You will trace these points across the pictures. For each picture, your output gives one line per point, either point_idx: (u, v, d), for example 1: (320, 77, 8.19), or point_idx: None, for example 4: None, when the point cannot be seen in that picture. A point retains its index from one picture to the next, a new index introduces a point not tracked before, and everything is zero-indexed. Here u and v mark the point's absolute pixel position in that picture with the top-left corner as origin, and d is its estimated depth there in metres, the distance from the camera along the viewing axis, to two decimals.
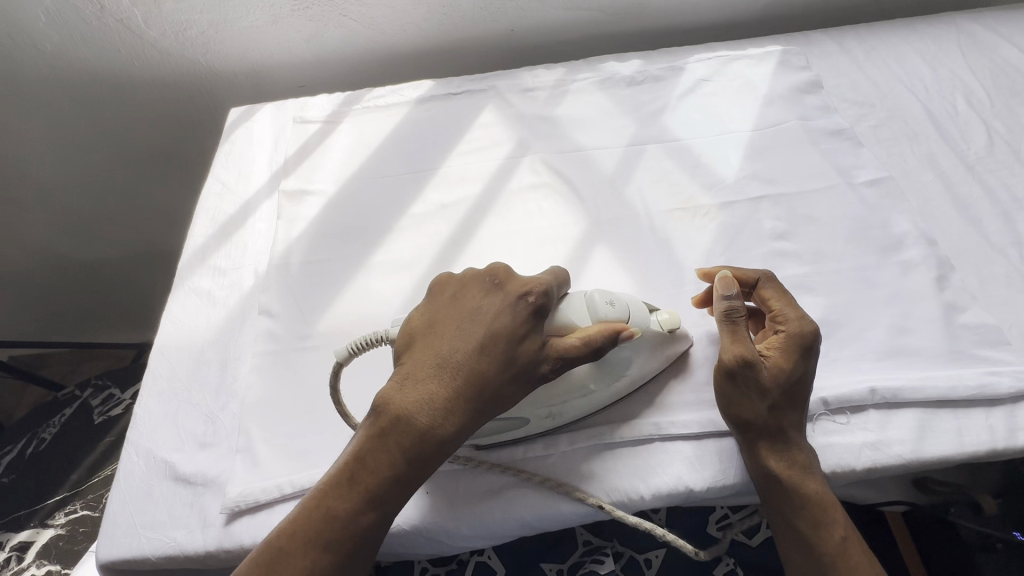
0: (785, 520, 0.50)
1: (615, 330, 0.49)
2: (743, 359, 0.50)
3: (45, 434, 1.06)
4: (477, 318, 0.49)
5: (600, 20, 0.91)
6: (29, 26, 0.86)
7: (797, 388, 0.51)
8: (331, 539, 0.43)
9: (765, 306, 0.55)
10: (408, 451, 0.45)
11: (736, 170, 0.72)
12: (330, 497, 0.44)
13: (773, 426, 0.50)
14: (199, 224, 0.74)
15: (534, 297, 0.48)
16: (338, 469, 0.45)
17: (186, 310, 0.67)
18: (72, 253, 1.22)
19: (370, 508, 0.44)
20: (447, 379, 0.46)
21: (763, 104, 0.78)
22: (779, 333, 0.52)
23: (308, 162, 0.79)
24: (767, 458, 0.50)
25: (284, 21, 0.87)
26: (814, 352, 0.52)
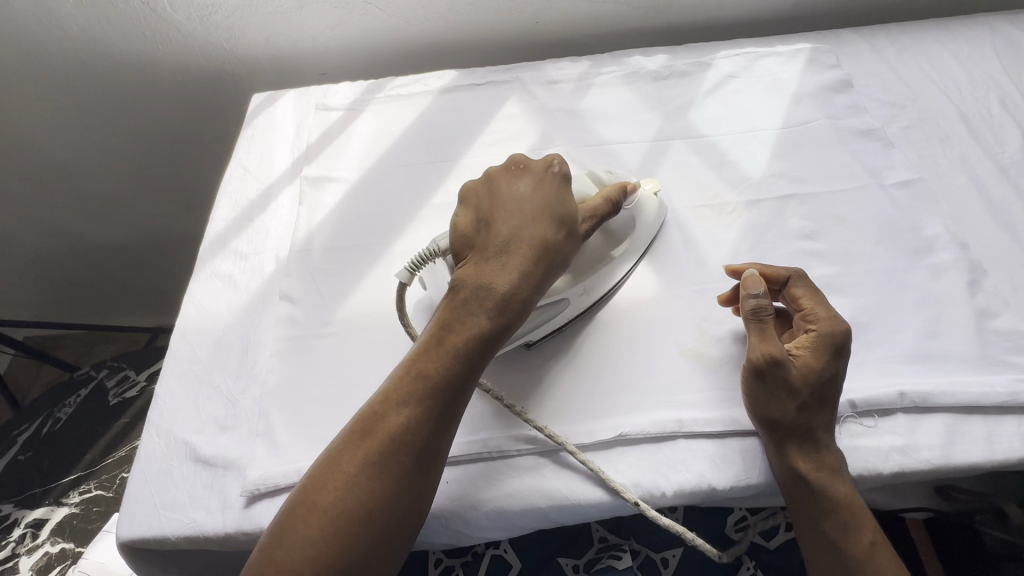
0: (811, 522, 0.50)
1: (624, 185, 0.58)
2: (773, 355, 0.50)
3: (61, 413, 1.07)
4: (518, 196, 0.55)
5: (626, 14, 0.90)
6: (56, 8, 0.86)
7: (827, 386, 0.51)
8: (424, 392, 0.46)
9: (795, 304, 0.55)
10: (484, 302, 0.49)
11: (764, 168, 0.71)
12: (418, 360, 0.48)
13: (802, 425, 0.50)
14: (221, 208, 0.74)
15: (557, 170, 0.56)
16: (421, 340, 0.49)
17: (207, 293, 0.66)
18: (91, 234, 1.23)
19: (457, 358, 0.48)
20: (506, 242, 0.52)
21: (791, 102, 0.77)
22: (809, 331, 0.52)
23: (331, 150, 0.79)
24: (797, 458, 0.50)
25: (310, 7, 0.87)
26: (846, 352, 0.51)
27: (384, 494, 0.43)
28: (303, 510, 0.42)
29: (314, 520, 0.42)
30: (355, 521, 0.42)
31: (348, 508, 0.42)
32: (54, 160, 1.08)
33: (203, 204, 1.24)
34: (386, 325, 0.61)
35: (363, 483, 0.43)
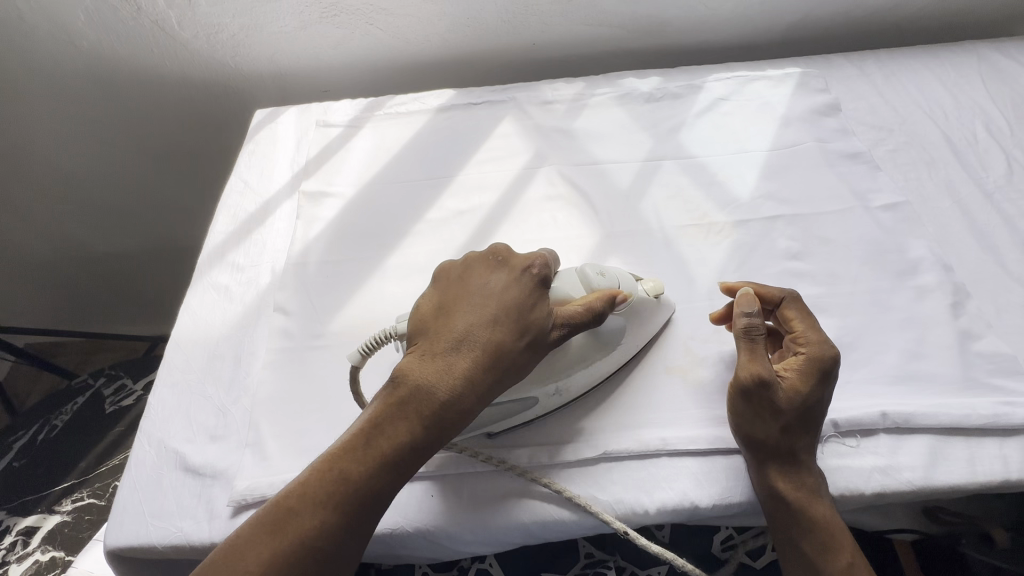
0: (792, 543, 0.50)
1: (613, 294, 0.53)
2: (764, 377, 0.50)
3: (58, 420, 1.08)
4: (487, 293, 0.53)
5: (620, 37, 0.93)
6: (69, 26, 0.89)
7: (815, 410, 0.51)
8: (340, 498, 0.45)
9: (785, 324, 0.56)
10: (424, 412, 0.48)
11: (752, 189, 0.72)
12: (342, 459, 0.46)
13: (786, 447, 0.50)
14: (220, 221, 0.75)
15: (537, 270, 0.53)
16: (352, 435, 0.47)
17: (203, 304, 0.67)
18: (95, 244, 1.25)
19: (381, 469, 0.46)
20: (460, 347, 0.50)
21: (780, 124, 0.79)
22: (797, 350, 0.53)
23: (329, 165, 0.81)
24: (774, 477, 0.50)
25: (313, 27, 0.89)
26: (833, 377, 0.51)
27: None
28: None
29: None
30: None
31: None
32: (63, 172, 1.11)
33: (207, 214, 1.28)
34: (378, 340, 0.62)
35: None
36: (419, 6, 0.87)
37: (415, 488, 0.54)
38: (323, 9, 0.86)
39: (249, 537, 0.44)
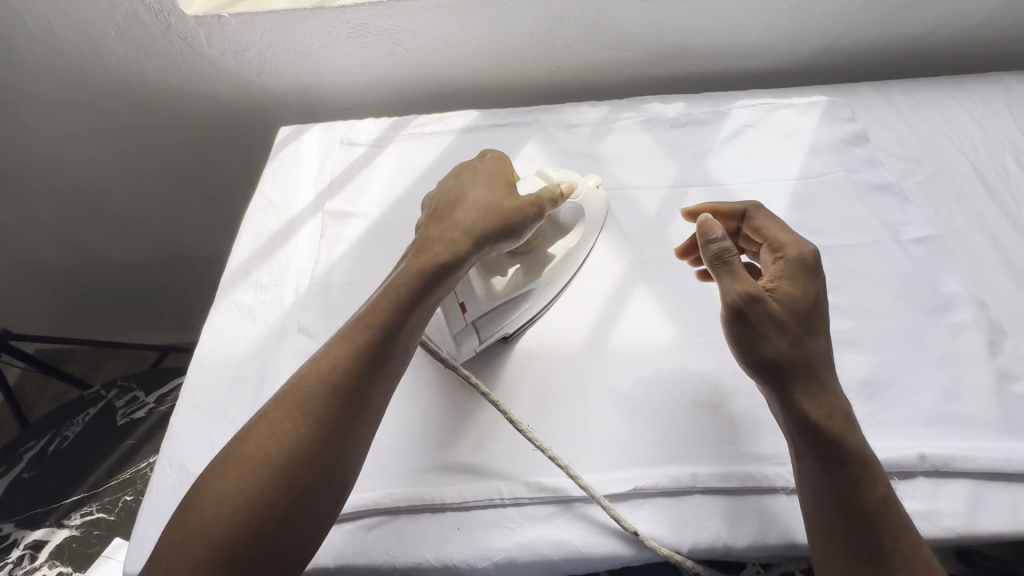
0: (825, 486, 0.46)
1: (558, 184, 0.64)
2: (749, 290, 0.49)
3: (69, 432, 1.08)
4: (460, 183, 0.63)
5: (645, 61, 0.93)
6: (99, 40, 0.89)
7: (810, 310, 0.51)
8: (353, 351, 0.49)
9: (755, 232, 0.58)
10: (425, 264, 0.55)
11: (780, 219, 0.71)
12: (356, 323, 0.51)
13: (793, 360, 0.49)
14: (244, 239, 0.75)
15: (491, 156, 0.67)
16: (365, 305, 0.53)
17: (226, 324, 0.67)
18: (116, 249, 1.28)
19: (390, 322, 0.51)
20: (453, 216, 0.60)
21: (808, 153, 0.78)
22: (776, 249, 0.55)
23: (353, 184, 0.81)
24: (797, 405, 0.48)
25: (339, 47, 0.90)
26: (820, 271, 0.53)
27: (268, 483, 0.43)
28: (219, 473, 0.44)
29: (202, 511, 0.43)
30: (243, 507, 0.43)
31: (235, 490, 0.43)
32: (86, 179, 1.13)
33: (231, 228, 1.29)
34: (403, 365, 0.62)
35: (263, 462, 0.44)
36: (446, 28, 0.87)
37: (441, 521, 0.53)
38: (351, 29, 0.87)
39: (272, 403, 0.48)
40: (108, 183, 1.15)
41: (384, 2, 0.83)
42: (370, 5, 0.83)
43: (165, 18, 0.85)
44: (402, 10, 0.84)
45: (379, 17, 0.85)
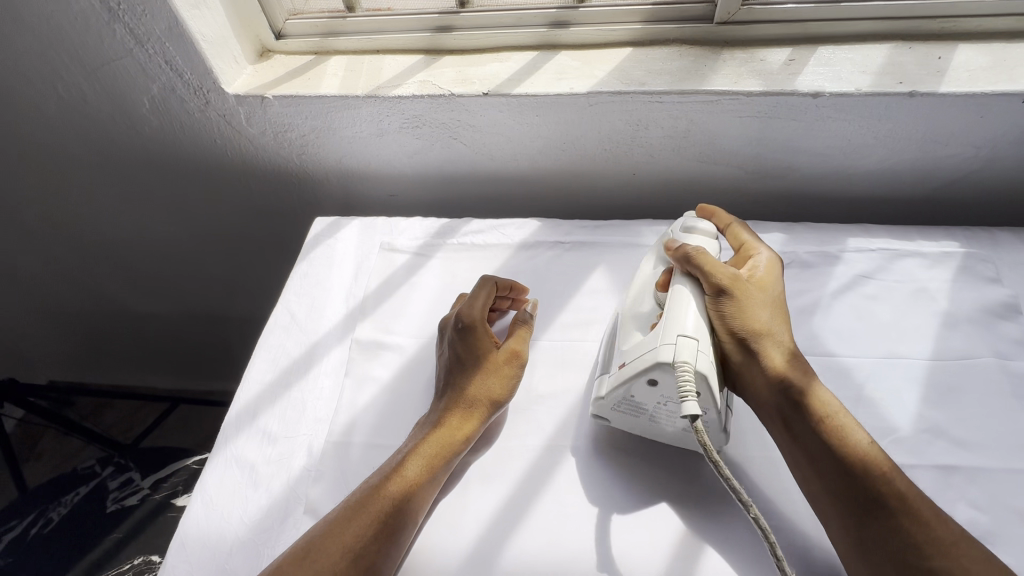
0: (896, 551, 0.44)
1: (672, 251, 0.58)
2: (721, 280, 0.54)
3: (54, 514, 0.99)
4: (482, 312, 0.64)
5: (735, 176, 0.80)
6: (131, 109, 0.81)
7: (767, 305, 0.57)
8: (387, 506, 0.49)
9: (738, 240, 0.64)
10: (422, 426, 0.56)
11: (914, 418, 0.57)
12: (400, 473, 0.51)
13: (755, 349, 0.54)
14: (258, 366, 0.65)
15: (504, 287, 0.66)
16: (402, 455, 0.53)
17: (222, 489, 0.55)
18: (141, 294, 1.24)
19: (417, 473, 0.52)
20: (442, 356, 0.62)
21: (943, 324, 0.64)
22: (753, 256, 0.61)
23: (390, 304, 0.70)
24: (763, 384, 0.53)
25: (390, 135, 0.80)
26: (768, 255, 0.61)
27: None
28: None
29: None
30: None
31: None
32: (110, 233, 1.07)
33: (263, 294, 1.25)
34: None
35: None
36: (513, 126, 0.76)
37: None
38: (405, 120, 0.77)
39: (325, 537, 0.47)
40: (134, 239, 1.09)
41: (446, 95, 0.73)
42: (430, 97, 0.73)
43: (203, 94, 0.77)
44: (466, 106, 0.74)
45: (438, 110, 0.75)
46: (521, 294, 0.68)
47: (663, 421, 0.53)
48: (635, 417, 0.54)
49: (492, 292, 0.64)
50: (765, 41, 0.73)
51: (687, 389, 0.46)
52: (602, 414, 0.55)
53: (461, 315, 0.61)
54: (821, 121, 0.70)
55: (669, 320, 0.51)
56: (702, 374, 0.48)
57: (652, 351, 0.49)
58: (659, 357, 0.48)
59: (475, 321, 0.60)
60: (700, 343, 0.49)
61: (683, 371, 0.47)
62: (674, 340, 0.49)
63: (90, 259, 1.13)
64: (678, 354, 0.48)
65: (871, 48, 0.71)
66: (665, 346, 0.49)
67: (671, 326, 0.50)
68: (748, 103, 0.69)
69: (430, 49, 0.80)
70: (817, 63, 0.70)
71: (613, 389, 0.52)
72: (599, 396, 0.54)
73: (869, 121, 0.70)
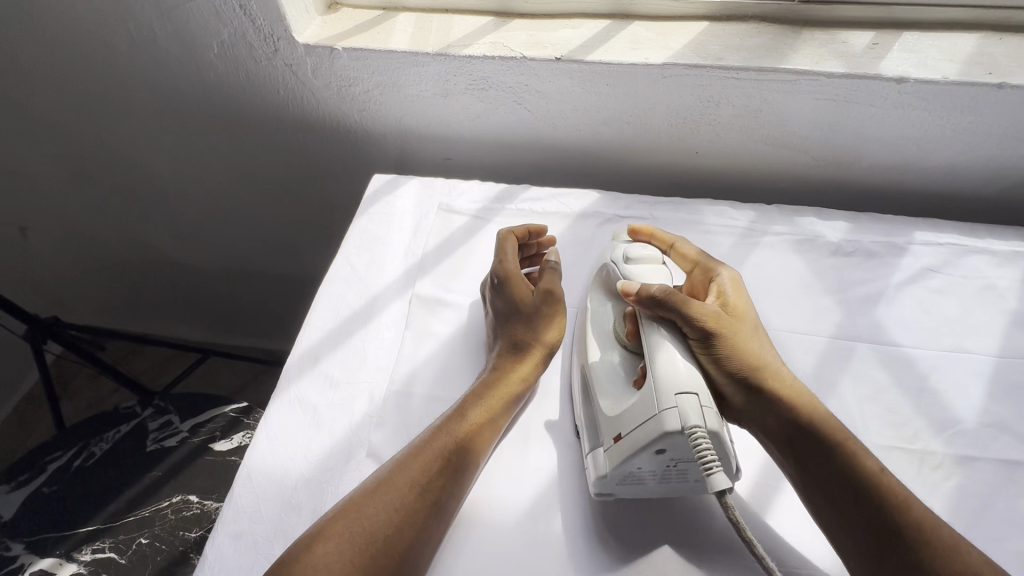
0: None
1: (629, 294, 0.55)
2: (707, 320, 0.53)
3: (96, 449, 0.99)
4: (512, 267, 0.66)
5: (800, 162, 0.79)
6: (199, 54, 0.81)
7: (753, 334, 0.56)
8: (455, 445, 0.51)
9: (687, 261, 0.64)
10: (483, 372, 0.58)
11: (978, 411, 0.56)
12: (464, 415, 0.53)
13: (756, 382, 0.53)
14: (318, 313, 0.65)
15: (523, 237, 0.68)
16: (467, 396, 0.55)
17: (287, 427, 0.57)
18: (183, 244, 1.26)
19: (483, 414, 0.53)
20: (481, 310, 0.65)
21: (1010, 323, 0.63)
22: (717, 278, 0.61)
23: (448, 265, 0.71)
24: (773, 420, 0.52)
25: (454, 97, 0.80)
26: (735, 279, 0.61)
27: (390, 528, 0.45)
28: (353, 511, 0.46)
29: (336, 535, 0.44)
30: (388, 523, 0.45)
31: (360, 530, 0.45)
32: (161, 179, 1.08)
33: (302, 252, 1.26)
34: (492, 534, 0.50)
35: (387, 516, 0.46)
36: (579, 94, 0.76)
37: None
38: (471, 81, 0.77)
39: (398, 467, 0.49)
40: (182, 187, 1.10)
41: (517, 58, 0.72)
42: (501, 60, 0.73)
43: (272, 42, 0.77)
44: (535, 69, 0.73)
45: (507, 73, 0.75)
46: (538, 235, 0.69)
47: (670, 480, 0.49)
48: (642, 483, 0.49)
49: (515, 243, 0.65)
50: (848, 23, 0.72)
51: (708, 458, 0.44)
52: (606, 490, 0.50)
53: (496, 271, 0.62)
54: (901, 108, 0.69)
55: (661, 379, 0.48)
56: (714, 433, 0.45)
57: (654, 420, 0.46)
58: (665, 426, 0.45)
59: (513, 276, 0.61)
60: (701, 397, 0.46)
61: (696, 434, 0.44)
62: (675, 402, 0.46)
63: (138, 204, 1.15)
64: (687, 418, 0.45)
65: (960, 37, 0.69)
66: (667, 410, 0.45)
67: (665, 386, 0.47)
68: (827, 84, 0.67)
69: (500, 12, 0.79)
70: (902, 48, 0.68)
71: (610, 466, 0.48)
72: (601, 474, 0.49)
73: (950, 113, 0.68)
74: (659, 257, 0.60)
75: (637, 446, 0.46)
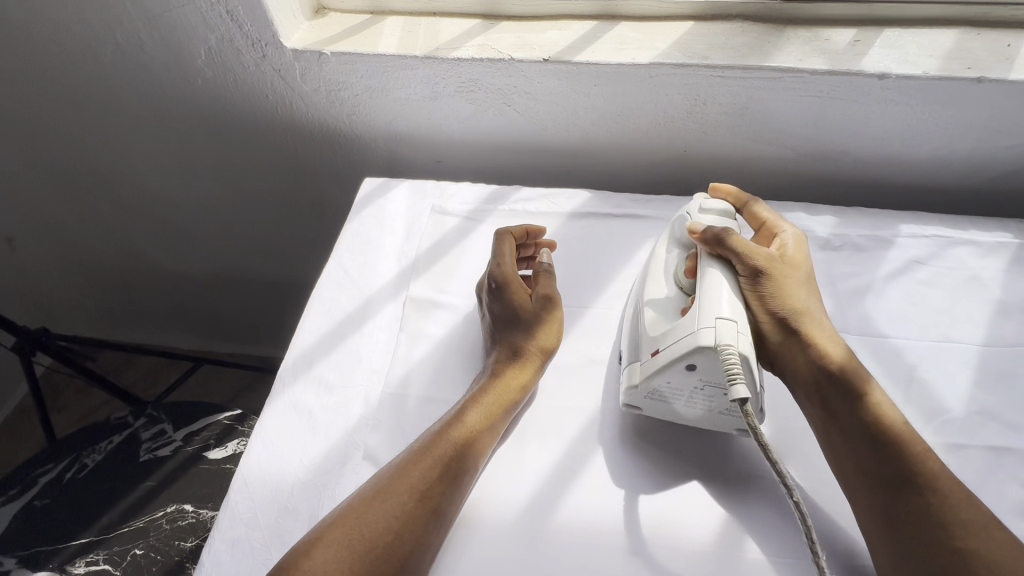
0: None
1: (696, 233, 0.58)
2: (761, 262, 0.55)
3: (88, 460, 0.98)
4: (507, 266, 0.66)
5: (787, 159, 0.80)
6: (185, 60, 0.81)
7: (804, 283, 0.58)
8: (453, 453, 0.51)
9: (758, 220, 0.65)
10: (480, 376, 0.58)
11: (965, 400, 0.57)
12: (462, 421, 0.53)
13: (796, 325, 0.55)
14: (312, 317, 0.65)
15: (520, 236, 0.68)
16: (465, 401, 0.55)
17: (281, 432, 0.57)
18: (173, 253, 1.25)
19: (480, 420, 0.53)
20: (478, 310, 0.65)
21: (995, 312, 0.64)
22: (780, 234, 0.63)
23: (441, 266, 0.71)
24: (803, 360, 0.54)
25: (443, 100, 0.80)
26: (802, 242, 0.63)
27: (392, 531, 0.46)
28: (355, 513, 0.46)
29: (337, 538, 0.44)
30: (389, 526, 0.46)
31: (363, 533, 0.45)
32: (150, 187, 1.07)
33: (293, 257, 1.25)
34: (489, 536, 0.50)
35: (388, 520, 0.46)
36: (568, 95, 0.76)
37: None
38: (460, 84, 0.77)
39: (399, 470, 0.49)
40: (172, 195, 1.09)
41: (506, 60, 0.73)
42: (489, 61, 0.73)
43: (259, 48, 0.77)
44: (524, 71, 0.74)
45: (495, 75, 0.75)
46: (536, 236, 0.69)
47: (697, 405, 0.53)
48: (667, 401, 0.53)
49: (512, 245, 0.65)
50: (831, 21, 0.73)
51: (735, 371, 0.46)
52: (634, 403, 0.54)
53: (493, 275, 0.62)
54: (883, 104, 0.70)
55: (705, 304, 0.51)
56: (744, 355, 0.48)
57: (690, 336, 0.49)
58: (700, 341, 0.49)
59: (511, 279, 0.61)
60: (739, 324, 0.50)
61: (729, 353, 0.47)
62: (713, 323, 0.49)
63: (127, 213, 1.14)
64: (720, 337, 0.48)
65: (939, 33, 0.70)
66: (704, 329, 0.49)
67: (707, 311, 0.50)
68: (812, 81, 0.69)
69: (488, 14, 0.79)
70: (883, 45, 0.69)
71: (643, 377, 0.52)
72: (633, 385, 0.53)
73: (932, 107, 0.69)
74: (733, 210, 0.62)
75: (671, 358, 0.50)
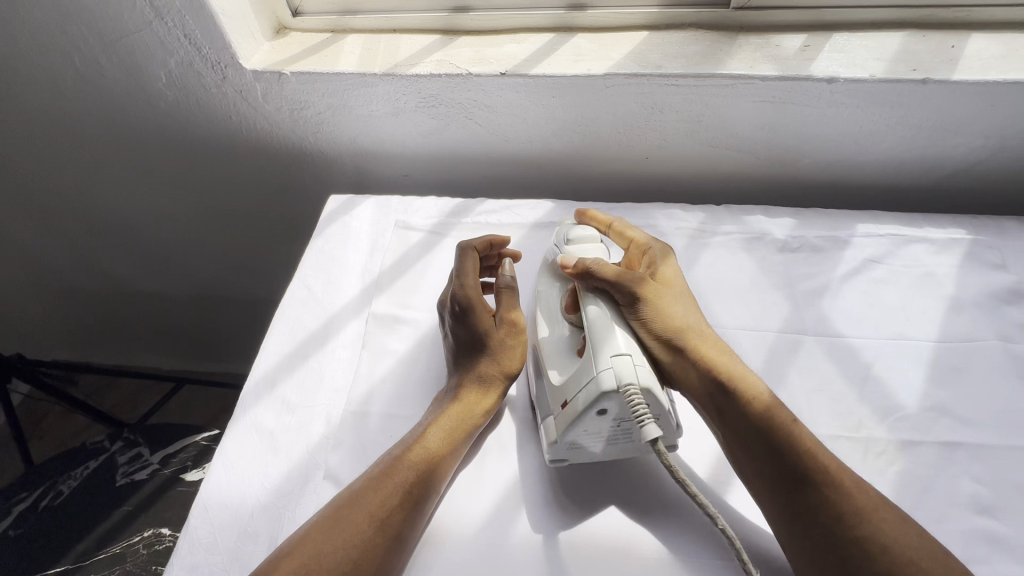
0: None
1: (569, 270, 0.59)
2: (635, 288, 0.56)
3: (64, 486, 0.97)
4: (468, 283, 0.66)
5: (747, 162, 0.82)
6: (147, 84, 0.81)
7: (678, 298, 0.60)
8: (415, 479, 0.51)
9: (624, 239, 0.67)
10: (443, 398, 0.58)
11: (919, 396, 0.58)
12: (426, 446, 0.53)
13: (682, 342, 0.56)
14: (274, 337, 0.65)
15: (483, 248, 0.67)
16: (428, 426, 0.55)
17: (243, 454, 0.56)
18: (149, 274, 1.24)
19: (443, 444, 0.54)
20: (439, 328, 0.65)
21: (949, 308, 0.65)
22: (649, 251, 0.65)
23: (405, 281, 0.71)
24: (696, 378, 0.54)
25: (405, 115, 0.81)
26: (669, 255, 0.64)
27: (351, 553, 0.46)
28: (316, 535, 0.46)
29: (297, 560, 0.45)
30: (349, 548, 0.46)
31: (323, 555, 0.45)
32: (121, 209, 1.07)
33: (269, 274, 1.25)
34: (450, 551, 0.50)
35: (348, 542, 0.46)
36: (527, 107, 0.77)
37: None
38: (420, 99, 0.78)
39: (362, 492, 0.49)
40: (143, 216, 1.09)
41: (464, 74, 0.73)
42: (447, 77, 0.74)
43: (220, 69, 0.78)
44: (482, 85, 0.74)
45: (454, 89, 0.76)
46: (500, 246, 0.69)
47: (615, 442, 0.52)
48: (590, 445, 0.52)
49: (474, 261, 0.65)
50: (782, 27, 0.74)
51: (641, 413, 0.45)
52: (559, 456, 0.52)
53: (458, 295, 0.61)
54: (835, 107, 0.71)
55: (599, 346, 0.50)
56: (647, 388, 0.47)
57: (592, 381, 0.48)
58: (603, 386, 0.47)
59: (474, 300, 0.61)
60: (635, 357, 0.49)
61: (631, 394, 0.46)
62: (610, 363, 0.48)
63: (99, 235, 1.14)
64: (620, 377, 0.47)
65: (887, 36, 0.72)
66: (604, 371, 0.48)
67: (602, 351, 0.50)
68: (764, 87, 0.70)
69: (447, 29, 0.80)
70: (832, 49, 0.71)
71: (559, 432, 0.51)
72: (553, 440, 0.51)
73: (882, 108, 0.71)
74: (596, 236, 0.64)
75: (579, 409, 0.48)
